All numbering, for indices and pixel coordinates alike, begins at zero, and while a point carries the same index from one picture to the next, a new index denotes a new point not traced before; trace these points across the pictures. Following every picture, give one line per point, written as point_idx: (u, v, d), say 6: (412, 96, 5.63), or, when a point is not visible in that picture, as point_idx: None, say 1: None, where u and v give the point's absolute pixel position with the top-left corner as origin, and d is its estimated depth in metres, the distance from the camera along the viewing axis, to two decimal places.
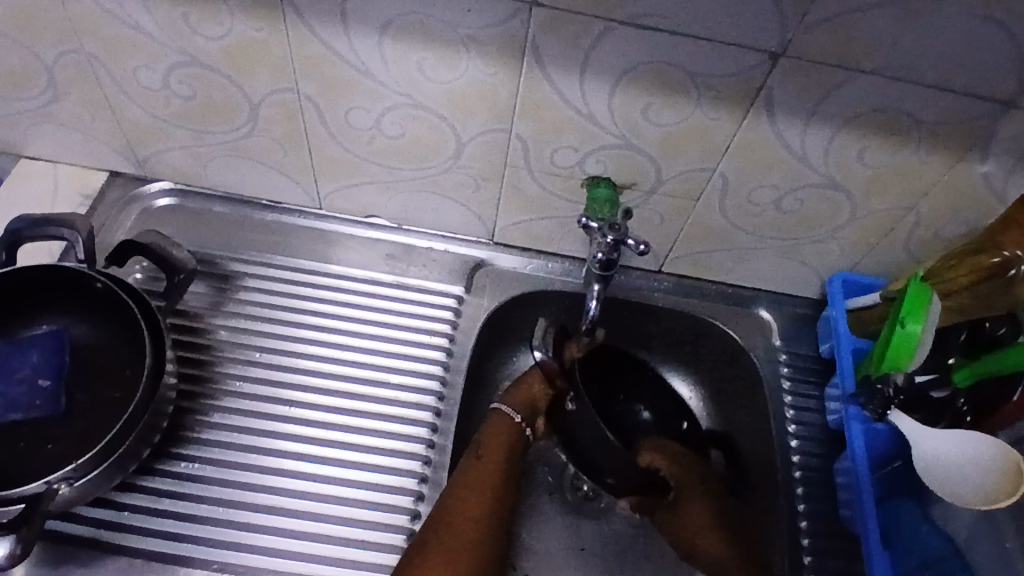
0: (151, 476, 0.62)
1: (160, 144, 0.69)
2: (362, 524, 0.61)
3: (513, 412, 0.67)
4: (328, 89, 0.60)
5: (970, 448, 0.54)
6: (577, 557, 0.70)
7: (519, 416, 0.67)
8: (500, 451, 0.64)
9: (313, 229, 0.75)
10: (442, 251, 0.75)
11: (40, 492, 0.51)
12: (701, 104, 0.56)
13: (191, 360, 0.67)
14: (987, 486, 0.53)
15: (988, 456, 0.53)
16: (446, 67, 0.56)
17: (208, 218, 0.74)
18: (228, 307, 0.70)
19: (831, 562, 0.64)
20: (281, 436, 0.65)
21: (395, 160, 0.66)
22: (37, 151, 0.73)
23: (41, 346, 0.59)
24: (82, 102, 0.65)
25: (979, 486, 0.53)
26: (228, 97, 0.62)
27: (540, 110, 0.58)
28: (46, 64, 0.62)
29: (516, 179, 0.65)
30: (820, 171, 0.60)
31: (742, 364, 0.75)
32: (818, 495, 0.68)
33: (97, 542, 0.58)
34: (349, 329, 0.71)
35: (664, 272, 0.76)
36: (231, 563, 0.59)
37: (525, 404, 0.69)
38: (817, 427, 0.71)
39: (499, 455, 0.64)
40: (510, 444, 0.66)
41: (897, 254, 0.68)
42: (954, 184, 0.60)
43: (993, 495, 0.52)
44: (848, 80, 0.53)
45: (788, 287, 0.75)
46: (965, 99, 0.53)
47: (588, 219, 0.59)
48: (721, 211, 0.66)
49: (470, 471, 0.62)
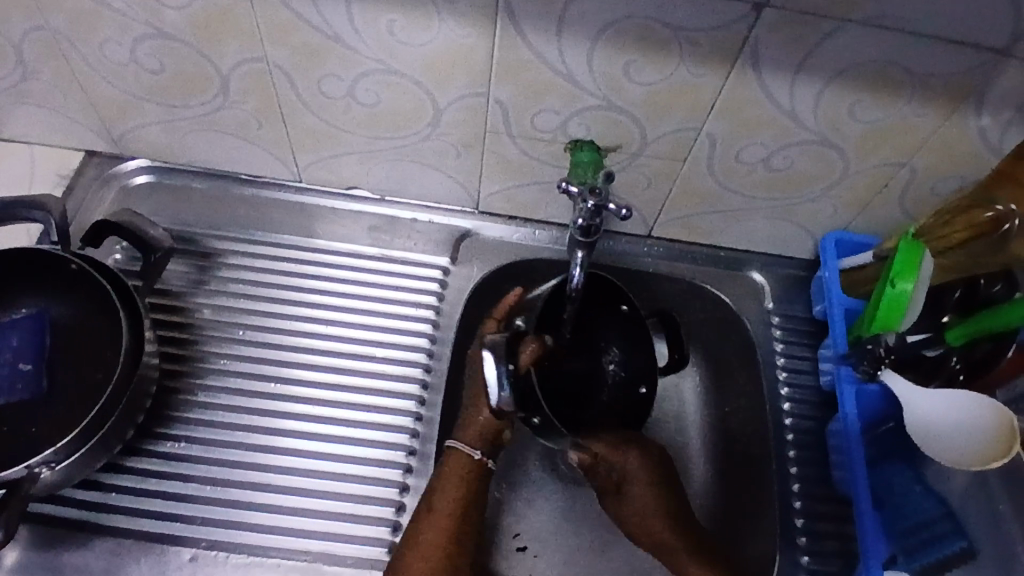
0: (138, 456, 0.61)
1: (135, 121, 0.67)
2: (351, 498, 0.61)
3: (472, 449, 0.62)
4: (300, 58, 0.58)
5: (965, 410, 0.53)
6: (568, 526, 0.70)
7: (478, 453, 0.62)
8: (450, 503, 0.59)
9: (295, 203, 0.73)
10: (428, 222, 0.74)
11: (21, 476, 0.51)
12: (685, 61, 0.54)
13: (174, 339, 0.67)
14: (981, 445, 0.51)
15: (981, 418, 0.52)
16: (419, 30, 0.54)
17: (187, 194, 0.73)
18: (210, 285, 0.69)
19: (823, 525, 0.64)
20: (267, 412, 0.64)
21: (375, 129, 0.64)
22: (10, 131, 0.71)
23: (23, 327, 0.59)
24: (51, 79, 0.64)
25: (974, 446, 0.52)
26: (198, 69, 0.60)
27: (519, 72, 0.56)
28: (10, 40, 0.60)
29: (498, 145, 0.64)
30: (810, 127, 0.58)
31: (734, 327, 0.74)
32: (810, 457, 0.67)
33: (86, 524, 0.58)
34: (333, 303, 0.70)
35: (654, 237, 0.74)
36: (220, 541, 0.59)
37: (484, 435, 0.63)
38: (811, 389, 0.70)
39: (451, 507, 0.59)
40: (467, 487, 0.60)
41: (891, 211, 0.67)
42: (948, 138, 0.58)
43: (987, 456, 0.51)
44: (836, 31, 0.50)
45: (781, 248, 0.73)
46: (959, 49, 0.51)
47: (569, 185, 0.56)
48: (709, 172, 0.64)
49: (419, 526, 0.58)
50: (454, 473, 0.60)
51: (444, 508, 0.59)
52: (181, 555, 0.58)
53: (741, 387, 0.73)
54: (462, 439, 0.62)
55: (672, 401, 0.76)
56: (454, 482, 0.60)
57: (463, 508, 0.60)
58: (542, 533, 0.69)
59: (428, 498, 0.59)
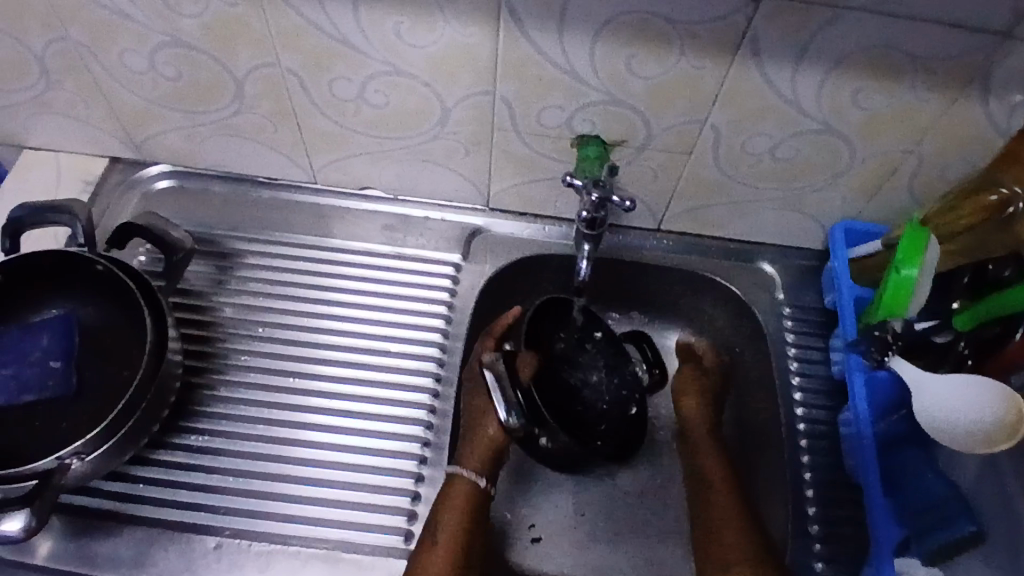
0: (164, 449, 0.64)
1: (156, 128, 0.70)
2: (367, 488, 0.63)
3: (478, 477, 0.63)
4: (311, 62, 0.60)
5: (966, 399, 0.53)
6: (581, 514, 0.71)
7: (484, 480, 0.64)
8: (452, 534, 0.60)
9: (311, 204, 0.75)
10: (440, 220, 0.76)
11: (52, 467, 0.53)
12: (685, 53, 0.55)
13: (197, 337, 0.69)
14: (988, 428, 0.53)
15: (979, 404, 0.53)
16: (424, 31, 0.56)
17: (208, 198, 0.75)
18: (231, 284, 0.71)
19: (838, 513, 0.64)
20: (287, 405, 0.66)
21: (385, 130, 0.66)
22: (38, 141, 0.74)
23: (51, 329, 0.61)
24: (74, 90, 0.66)
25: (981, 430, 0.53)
26: (214, 75, 0.62)
27: (523, 70, 0.58)
28: (36, 53, 0.63)
29: (505, 142, 0.65)
30: (815, 116, 0.59)
31: (744, 319, 0.75)
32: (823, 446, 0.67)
33: (114, 514, 0.61)
34: (348, 300, 0.71)
35: (663, 230, 0.75)
36: (242, 529, 0.61)
37: (484, 462, 0.65)
38: (822, 379, 0.70)
39: (455, 540, 0.60)
40: (469, 513, 0.62)
41: (900, 199, 0.67)
42: (955, 123, 0.58)
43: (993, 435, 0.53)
44: (836, 19, 0.51)
45: (790, 238, 0.74)
46: (960, 33, 0.51)
47: (573, 179, 0.60)
48: (717, 163, 0.65)
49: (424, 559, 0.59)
50: (458, 499, 0.62)
51: (446, 541, 0.60)
52: (206, 543, 0.60)
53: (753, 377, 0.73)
54: (465, 465, 0.64)
55: None
56: (456, 510, 0.62)
57: (465, 540, 0.61)
58: (556, 526, 0.70)
59: (432, 531, 0.60)
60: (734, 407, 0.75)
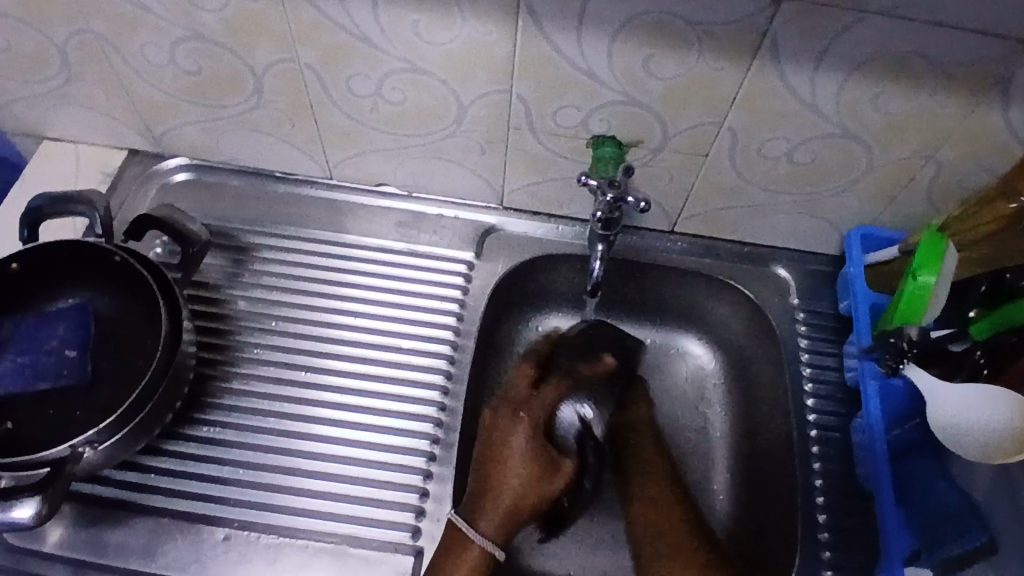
0: (176, 440, 0.64)
1: (175, 121, 0.70)
2: (376, 484, 0.63)
3: (495, 549, 0.60)
4: (330, 58, 0.60)
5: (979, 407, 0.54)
6: (588, 515, 0.70)
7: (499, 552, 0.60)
8: None
9: (325, 199, 0.76)
10: (453, 218, 0.76)
11: (65, 455, 0.54)
12: (703, 54, 0.55)
13: (211, 329, 0.69)
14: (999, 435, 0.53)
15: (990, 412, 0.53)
16: (442, 29, 0.56)
17: (224, 191, 0.76)
18: (245, 278, 0.72)
19: (848, 521, 0.64)
20: (298, 399, 0.67)
21: (401, 127, 0.66)
22: (58, 132, 0.75)
23: (67, 317, 0.62)
24: (95, 82, 0.67)
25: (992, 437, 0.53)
26: (233, 70, 0.63)
27: (541, 69, 0.58)
28: (58, 45, 0.63)
29: (520, 141, 0.65)
30: (833, 120, 0.58)
31: (756, 323, 0.74)
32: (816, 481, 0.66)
33: (126, 503, 0.61)
34: (361, 296, 0.72)
35: (677, 232, 0.75)
36: (252, 521, 0.61)
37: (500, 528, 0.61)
38: (835, 385, 0.69)
39: None
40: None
41: (918, 205, 0.66)
42: (975, 130, 0.57)
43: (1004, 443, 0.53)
44: (857, 23, 0.51)
45: (805, 243, 0.73)
46: (982, 39, 0.50)
47: (588, 178, 0.60)
48: (733, 166, 0.64)
49: None
50: (467, 563, 0.58)
51: None
52: (215, 535, 0.60)
53: (765, 381, 0.73)
54: (483, 531, 0.60)
55: (695, 397, 0.77)
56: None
57: None
58: (562, 526, 0.70)
59: None
60: (745, 412, 0.74)
